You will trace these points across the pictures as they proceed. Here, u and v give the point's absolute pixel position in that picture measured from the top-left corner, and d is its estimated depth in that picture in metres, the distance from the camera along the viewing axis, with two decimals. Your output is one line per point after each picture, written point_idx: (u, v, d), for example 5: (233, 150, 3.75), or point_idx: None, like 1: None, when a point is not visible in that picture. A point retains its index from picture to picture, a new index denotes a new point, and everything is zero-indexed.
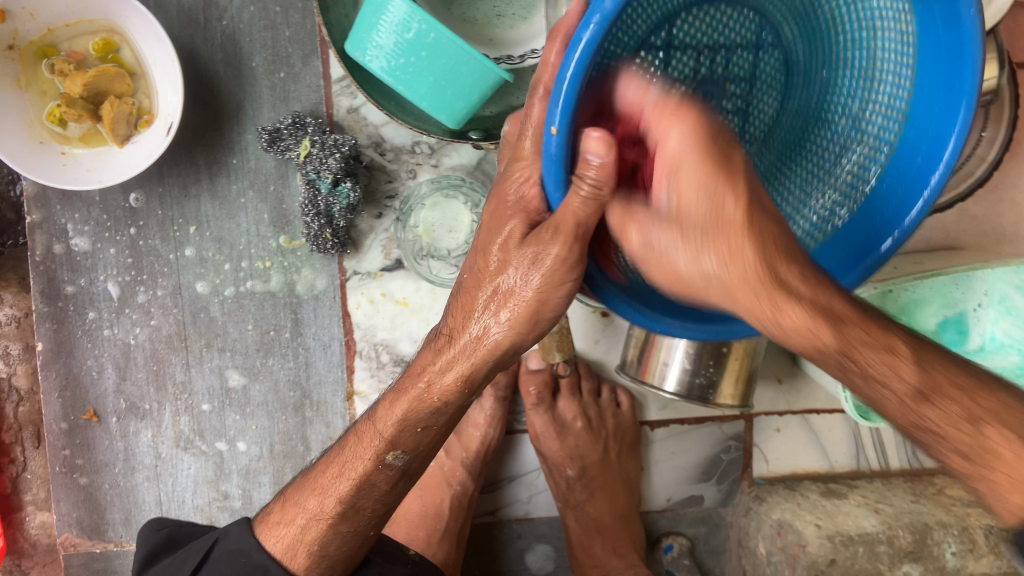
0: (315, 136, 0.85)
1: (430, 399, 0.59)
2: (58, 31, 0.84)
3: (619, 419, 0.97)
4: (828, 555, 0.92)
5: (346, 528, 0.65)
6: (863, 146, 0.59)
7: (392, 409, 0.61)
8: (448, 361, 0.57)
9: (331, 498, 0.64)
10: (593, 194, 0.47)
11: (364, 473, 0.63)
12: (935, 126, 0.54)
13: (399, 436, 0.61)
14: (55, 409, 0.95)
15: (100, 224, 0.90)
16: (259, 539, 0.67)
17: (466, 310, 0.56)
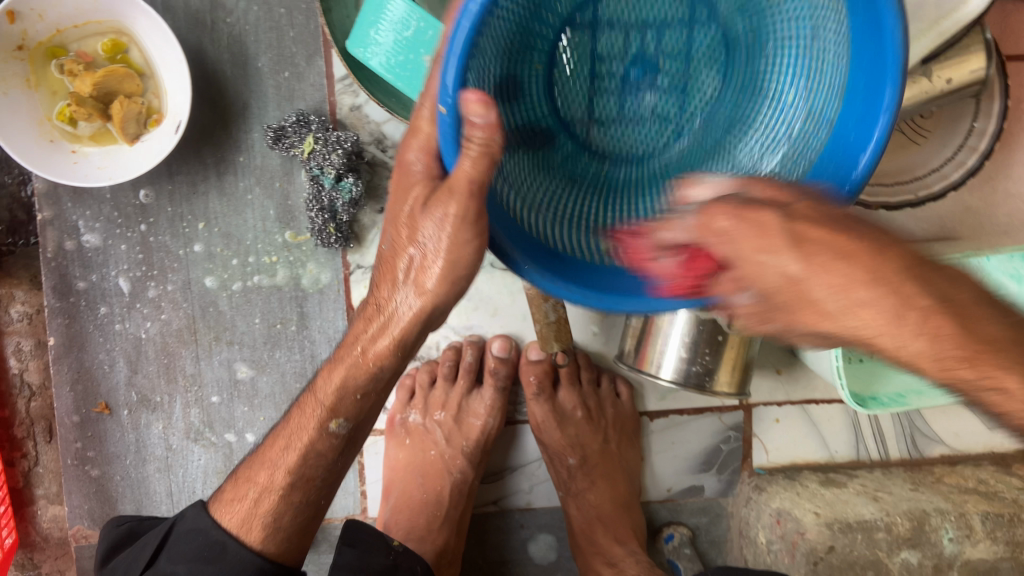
0: (318, 133, 0.88)
1: (366, 364, 0.61)
2: (67, 32, 0.87)
3: (618, 409, 0.99)
4: (827, 542, 0.93)
5: (298, 499, 0.68)
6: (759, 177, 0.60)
7: (331, 378, 0.64)
8: (380, 327, 0.59)
9: (281, 470, 0.67)
10: (483, 152, 0.47)
11: (310, 442, 0.66)
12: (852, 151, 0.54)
13: (341, 405, 0.64)
14: (67, 403, 0.97)
15: (111, 221, 0.93)
16: (215, 516, 0.70)
17: (390, 281, 0.57)
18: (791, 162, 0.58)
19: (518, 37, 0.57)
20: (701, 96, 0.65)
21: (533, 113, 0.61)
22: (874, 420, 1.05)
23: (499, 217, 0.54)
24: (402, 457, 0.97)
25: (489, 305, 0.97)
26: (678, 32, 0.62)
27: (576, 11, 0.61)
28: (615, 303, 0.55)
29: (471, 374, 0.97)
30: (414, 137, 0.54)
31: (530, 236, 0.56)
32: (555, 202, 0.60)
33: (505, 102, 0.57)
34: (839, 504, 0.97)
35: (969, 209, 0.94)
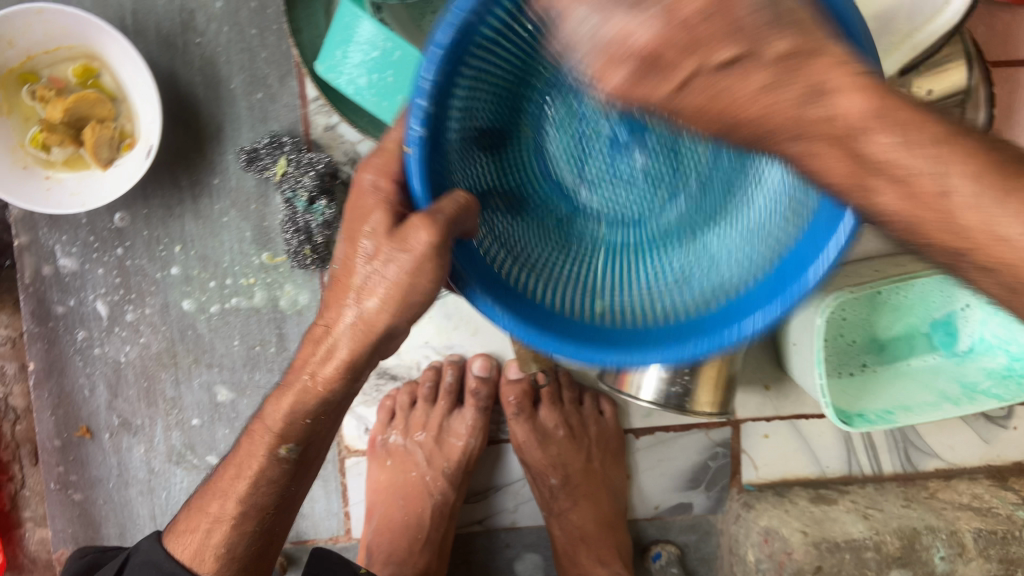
0: (291, 155, 0.88)
1: (315, 390, 0.58)
2: (38, 58, 0.87)
3: (602, 427, 0.97)
4: (814, 562, 0.93)
5: (251, 528, 0.68)
6: (753, 249, 0.61)
7: (279, 406, 0.61)
8: (328, 351, 0.56)
9: (231, 500, 0.67)
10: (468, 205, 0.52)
11: (259, 469, 0.65)
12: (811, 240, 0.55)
13: (288, 431, 0.62)
14: (48, 427, 0.98)
15: (87, 245, 0.93)
16: (168, 547, 0.71)
17: (339, 302, 0.54)
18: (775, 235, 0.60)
19: (508, 101, 0.64)
20: (692, 161, 0.68)
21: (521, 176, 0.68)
22: (866, 434, 1.03)
23: (466, 260, 0.55)
24: (384, 478, 0.96)
25: (471, 324, 0.96)
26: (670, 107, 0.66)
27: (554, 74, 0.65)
28: (596, 357, 0.56)
29: (451, 395, 0.96)
30: (374, 157, 0.55)
31: (504, 282, 0.58)
32: (543, 262, 0.64)
33: (486, 158, 0.63)
34: (827, 522, 0.95)
35: None
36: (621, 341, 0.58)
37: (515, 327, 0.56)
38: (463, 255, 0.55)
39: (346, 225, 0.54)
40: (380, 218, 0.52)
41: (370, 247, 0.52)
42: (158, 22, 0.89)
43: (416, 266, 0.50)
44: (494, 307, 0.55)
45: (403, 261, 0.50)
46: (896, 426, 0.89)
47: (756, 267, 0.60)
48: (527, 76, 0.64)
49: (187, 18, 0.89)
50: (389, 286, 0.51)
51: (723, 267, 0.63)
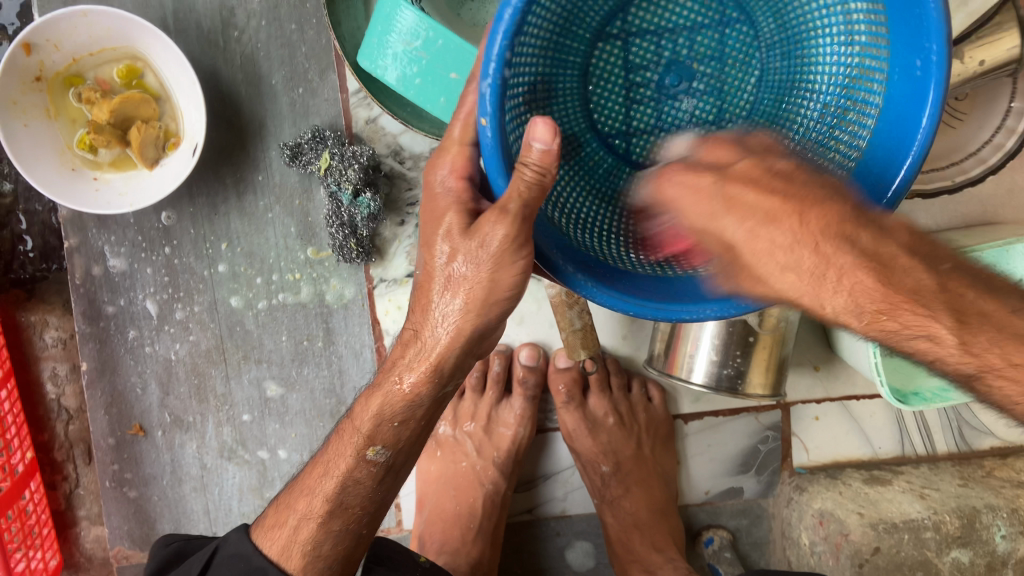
0: (334, 149, 0.88)
1: (403, 392, 0.61)
2: (83, 61, 0.88)
3: (651, 413, 0.97)
4: (873, 543, 0.91)
5: (338, 527, 0.68)
6: (837, 147, 0.60)
7: (368, 405, 0.64)
8: (417, 353, 0.59)
9: (319, 498, 0.67)
10: (537, 179, 0.49)
11: (347, 469, 0.66)
12: (902, 120, 0.55)
13: (377, 431, 0.63)
14: (102, 426, 0.98)
15: (135, 245, 0.93)
16: (256, 542, 0.71)
17: (425, 306, 0.58)
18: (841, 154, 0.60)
19: (556, 51, 0.61)
20: (736, 100, 0.67)
21: (572, 125, 0.65)
22: (919, 414, 1.01)
23: (542, 230, 0.57)
24: (434, 469, 0.97)
25: (517, 313, 0.95)
26: (711, 36, 0.66)
27: (607, 24, 0.65)
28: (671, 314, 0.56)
29: (499, 385, 0.97)
30: (441, 157, 0.58)
31: (580, 249, 0.59)
32: (608, 223, 0.64)
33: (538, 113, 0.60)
34: (883, 503, 0.94)
35: (1012, 191, 0.95)
36: (691, 291, 0.57)
37: (603, 297, 0.56)
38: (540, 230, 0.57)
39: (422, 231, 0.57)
40: (453, 218, 0.55)
41: (447, 251, 0.55)
42: (198, 20, 0.89)
43: (496, 260, 0.53)
44: (587, 285, 0.56)
45: (478, 262, 0.54)
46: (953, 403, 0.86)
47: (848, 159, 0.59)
48: (575, 25, 0.62)
49: (227, 15, 0.89)
50: (471, 286, 0.55)
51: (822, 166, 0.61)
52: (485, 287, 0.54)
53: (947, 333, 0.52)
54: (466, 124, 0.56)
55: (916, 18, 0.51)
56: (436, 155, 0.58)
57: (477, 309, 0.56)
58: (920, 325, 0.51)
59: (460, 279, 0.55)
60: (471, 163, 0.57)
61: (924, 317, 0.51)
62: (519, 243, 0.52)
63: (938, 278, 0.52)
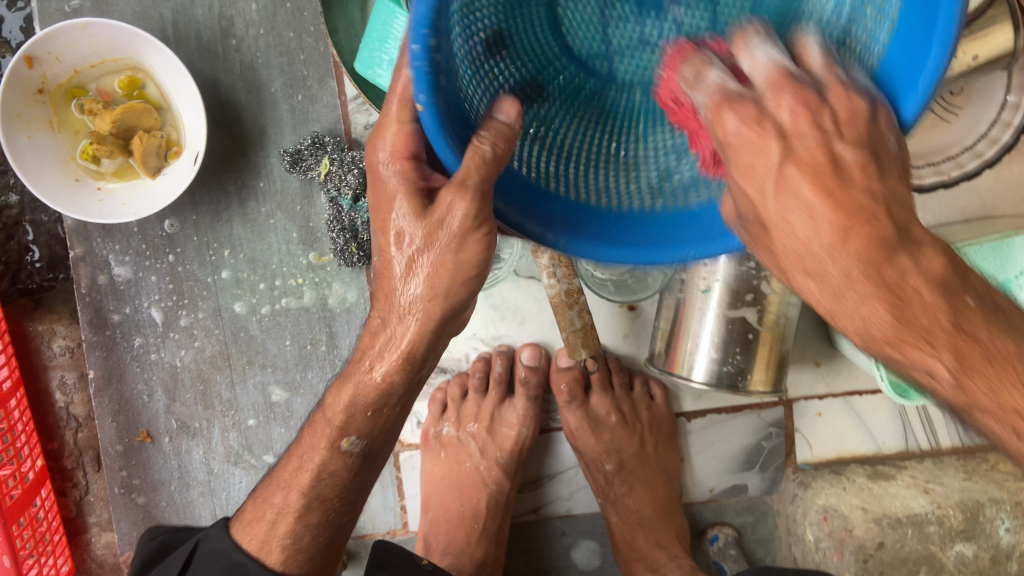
0: (335, 154, 0.89)
1: (374, 383, 0.60)
2: (85, 72, 0.89)
3: (653, 411, 0.97)
4: (875, 538, 0.92)
5: (316, 520, 0.69)
6: (849, 54, 0.51)
7: (340, 395, 0.63)
8: (389, 342, 0.58)
9: (295, 493, 0.68)
10: (494, 151, 0.47)
11: (322, 463, 0.66)
12: (919, 26, 0.45)
13: (352, 423, 0.63)
14: (110, 433, 0.99)
15: (139, 253, 0.94)
16: (236, 538, 0.72)
17: (388, 293, 0.56)
18: (864, 51, 0.50)
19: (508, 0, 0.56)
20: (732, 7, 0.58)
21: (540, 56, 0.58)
22: (922, 408, 1.01)
23: (501, 184, 0.53)
24: (438, 470, 0.97)
25: (518, 314, 0.96)
26: None
27: None
28: (652, 258, 0.51)
29: (502, 385, 0.96)
30: (381, 136, 0.53)
31: (542, 189, 0.54)
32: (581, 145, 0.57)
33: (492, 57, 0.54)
34: (887, 497, 0.94)
35: (1011, 183, 0.98)
36: (666, 232, 0.53)
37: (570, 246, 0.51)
38: (501, 188, 0.52)
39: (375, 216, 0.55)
40: (404, 202, 0.53)
41: (402, 231, 0.54)
42: (198, 30, 0.90)
43: (457, 241, 0.52)
44: (544, 235, 0.50)
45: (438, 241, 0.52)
46: None
47: (865, 63, 0.50)
48: None
49: (226, 24, 0.91)
50: (435, 269, 0.53)
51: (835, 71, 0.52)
52: (447, 271, 0.54)
53: (946, 369, 0.46)
54: (404, 100, 0.51)
55: None
56: (374, 132, 0.53)
57: (442, 294, 0.55)
58: (991, 388, 0.46)
59: (419, 257, 0.54)
60: (413, 139, 0.53)
61: (993, 381, 0.45)
62: (479, 222, 0.51)
63: (952, 308, 0.45)
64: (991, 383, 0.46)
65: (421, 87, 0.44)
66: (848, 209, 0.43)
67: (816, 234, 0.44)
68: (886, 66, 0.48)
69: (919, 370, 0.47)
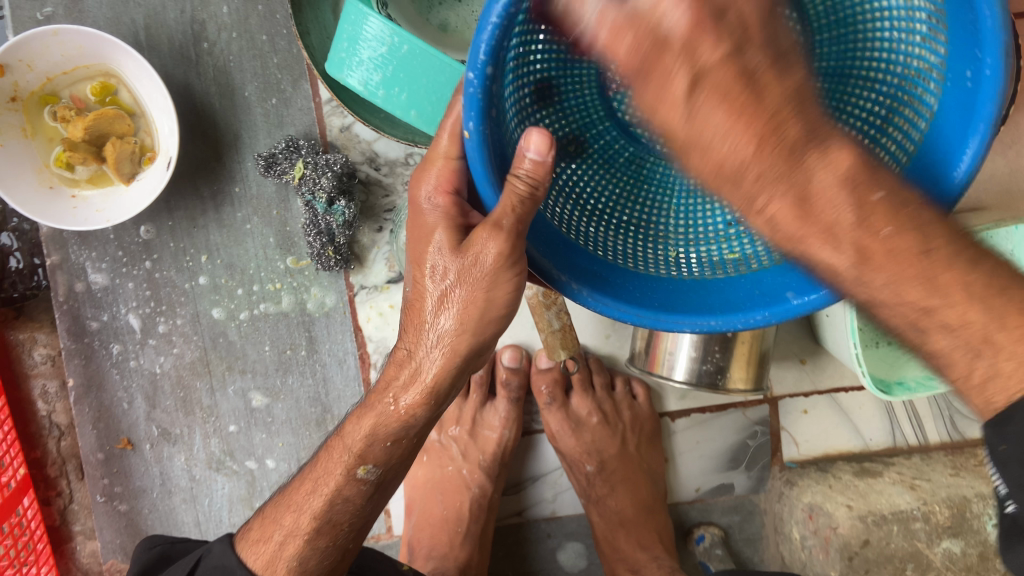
0: (308, 158, 0.88)
1: (397, 413, 0.60)
2: (57, 80, 0.88)
3: (636, 411, 0.97)
4: (861, 536, 0.90)
5: (325, 543, 0.65)
6: (896, 129, 0.56)
7: (360, 424, 0.63)
8: (413, 373, 0.59)
9: (306, 515, 0.65)
10: (528, 192, 0.49)
11: (336, 487, 0.64)
12: (959, 119, 0.51)
13: (370, 450, 0.62)
14: (91, 441, 0.99)
15: (116, 260, 0.94)
16: (240, 555, 0.68)
17: (418, 325, 0.58)
18: (902, 136, 0.56)
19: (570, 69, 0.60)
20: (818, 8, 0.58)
21: (584, 117, 0.64)
22: (908, 403, 1.01)
23: (535, 232, 0.57)
24: (421, 474, 0.97)
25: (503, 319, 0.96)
26: None
27: None
28: (667, 322, 0.56)
29: (483, 387, 0.96)
30: (427, 170, 0.55)
31: (574, 245, 0.59)
32: (614, 207, 0.64)
33: (541, 110, 0.60)
34: (873, 495, 0.93)
35: None
36: (688, 300, 0.58)
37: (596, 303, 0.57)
38: (536, 238, 0.57)
39: (410, 250, 0.57)
40: (443, 236, 0.55)
41: (438, 267, 0.55)
42: (170, 35, 0.90)
43: (489, 278, 0.53)
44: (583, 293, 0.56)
45: (473, 276, 0.53)
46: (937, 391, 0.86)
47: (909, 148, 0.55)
48: None
49: (198, 28, 0.90)
50: (468, 304, 0.55)
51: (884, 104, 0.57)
52: (473, 302, 0.54)
53: (843, 263, 0.46)
54: (452, 137, 0.54)
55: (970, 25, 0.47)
56: (421, 167, 0.56)
57: (472, 329, 0.56)
58: (889, 282, 0.45)
59: (450, 293, 0.55)
60: (456, 174, 0.55)
61: (895, 274, 0.45)
62: (513, 259, 0.52)
63: (864, 214, 0.44)
64: (901, 277, 0.45)
65: (472, 109, 0.48)
66: (760, 119, 0.44)
67: (741, 148, 0.44)
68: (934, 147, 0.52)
69: (821, 266, 0.47)
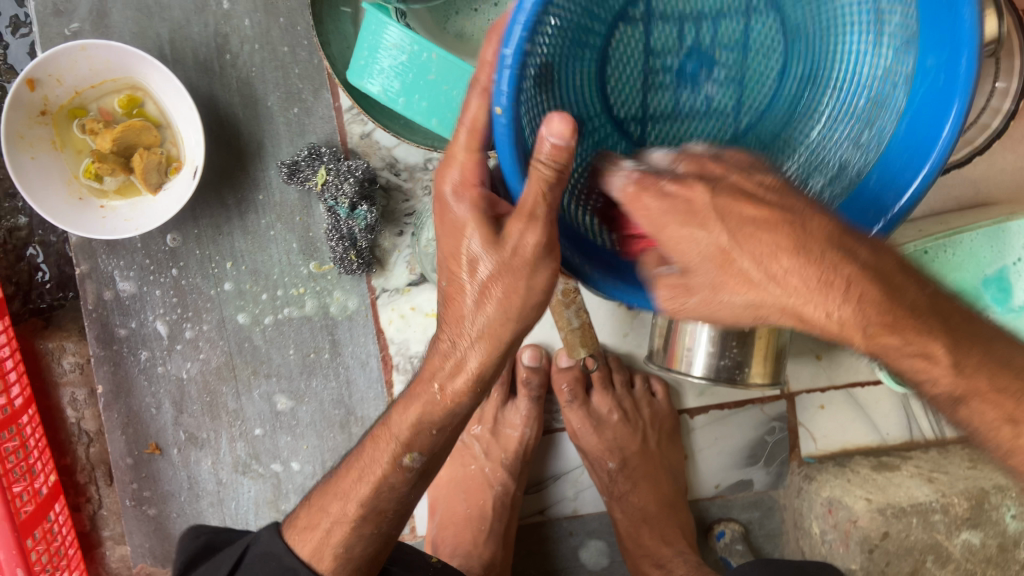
0: (330, 165, 0.90)
1: (443, 402, 0.59)
2: (86, 93, 0.90)
3: (655, 408, 0.98)
4: (880, 528, 0.91)
5: (369, 529, 0.67)
6: (861, 136, 0.60)
7: (406, 412, 0.62)
8: (457, 365, 0.57)
9: (353, 501, 0.66)
10: (554, 175, 0.46)
11: (380, 474, 0.64)
12: (929, 116, 0.54)
13: (415, 438, 0.62)
14: (120, 446, 1.01)
15: (143, 268, 0.96)
16: (287, 540, 0.70)
17: (458, 318, 0.55)
18: (870, 142, 0.59)
19: (571, 36, 0.54)
20: (758, 89, 0.64)
21: (588, 109, 0.59)
22: None
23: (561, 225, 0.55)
24: (444, 474, 0.98)
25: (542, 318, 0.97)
26: (735, 25, 0.62)
27: (630, 3, 0.59)
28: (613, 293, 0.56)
29: (505, 385, 0.97)
30: (448, 169, 0.52)
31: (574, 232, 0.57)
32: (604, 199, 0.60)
33: (541, 95, 0.53)
34: (892, 488, 0.94)
35: (1003, 171, 0.98)
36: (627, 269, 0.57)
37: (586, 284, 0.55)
38: (563, 231, 0.55)
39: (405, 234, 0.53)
40: (476, 231, 0.51)
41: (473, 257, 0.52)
42: (195, 48, 0.92)
43: (531, 264, 0.51)
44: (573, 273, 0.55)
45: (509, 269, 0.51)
46: None
47: (874, 149, 0.59)
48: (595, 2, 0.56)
49: (222, 41, 0.92)
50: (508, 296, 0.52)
51: (839, 143, 0.61)
52: (513, 288, 0.52)
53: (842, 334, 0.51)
54: (471, 130, 0.50)
55: (952, 25, 0.51)
56: (442, 164, 0.53)
57: (515, 317, 0.53)
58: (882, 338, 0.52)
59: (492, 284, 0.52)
60: (480, 168, 0.52)
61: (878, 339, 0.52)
62: (550, 250, 0.50)
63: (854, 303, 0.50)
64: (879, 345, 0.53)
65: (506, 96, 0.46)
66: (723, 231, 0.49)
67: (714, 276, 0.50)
68: (875, 174, 0.58)
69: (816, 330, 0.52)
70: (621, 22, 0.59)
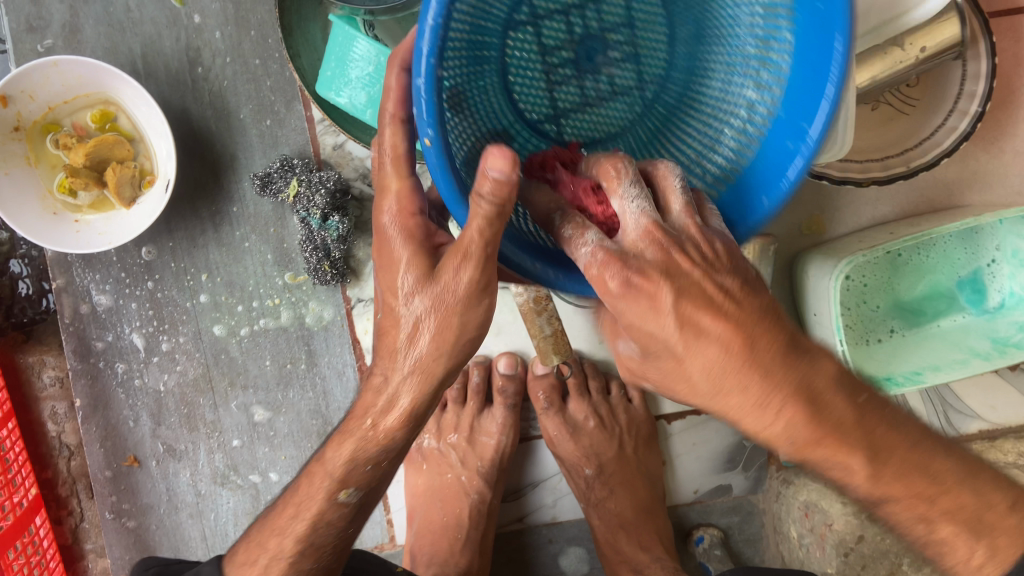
0: (303, 176, 0.91)
1: (375, 440, 0.58)
2: (59, 109, 0.91)
3: (631, 414, 0.99)
4: (856, 532, 0.89)
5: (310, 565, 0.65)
6: (739, 125, 0.62)
7: (338, 452, 0.60)
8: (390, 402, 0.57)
9: (288, 538, 0.64)
10: (493, 211, 0.47)
11: (319, 512, 0.63)
12: (803, 101, 0.55)
13: (351, 473, 0.61)
14: (99, 459, 1.01)
15: (119, 281, 0.97)
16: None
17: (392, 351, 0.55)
18: (745, 128, 0.62)
19: (468, 54, 0.56)
20: (653, 63, 0.69)
21: (499, 117, 0.63)
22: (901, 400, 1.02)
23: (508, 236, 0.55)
24: (421, 482, 0.98)
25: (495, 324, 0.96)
26: (618, 7, 0.66)
27: (515, 11, 0.61)
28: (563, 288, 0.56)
29: (480, 395, 0.98)
30: (385, 199, 0.55)
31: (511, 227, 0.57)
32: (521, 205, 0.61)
33: (457, 116, 0.55)
34: None
35: (977, 173, 0.99)
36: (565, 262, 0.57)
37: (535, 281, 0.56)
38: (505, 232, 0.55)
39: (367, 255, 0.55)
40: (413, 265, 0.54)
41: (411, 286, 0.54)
42: (167, 62, 0.93)
43: (465, 303, 0.53)
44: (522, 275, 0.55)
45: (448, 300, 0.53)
46: (925, 384, 0.89)
47: (752, 140, 0.61)
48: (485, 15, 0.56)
49: (194, 55, 0.93)
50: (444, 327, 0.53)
51: (727, 138, 0.63)
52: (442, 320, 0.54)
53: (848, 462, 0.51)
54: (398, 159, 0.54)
55: (817, 9, 0.52)
56: (377, 196, 0.56)
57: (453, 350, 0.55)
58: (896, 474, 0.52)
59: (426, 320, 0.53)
60: (415, 197, 0.55)
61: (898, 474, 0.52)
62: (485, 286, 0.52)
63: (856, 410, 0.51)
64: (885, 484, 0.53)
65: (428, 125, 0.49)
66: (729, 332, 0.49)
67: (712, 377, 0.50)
68: (750, 171, 0.60)
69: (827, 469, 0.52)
70: (510, 20, 0.61)
